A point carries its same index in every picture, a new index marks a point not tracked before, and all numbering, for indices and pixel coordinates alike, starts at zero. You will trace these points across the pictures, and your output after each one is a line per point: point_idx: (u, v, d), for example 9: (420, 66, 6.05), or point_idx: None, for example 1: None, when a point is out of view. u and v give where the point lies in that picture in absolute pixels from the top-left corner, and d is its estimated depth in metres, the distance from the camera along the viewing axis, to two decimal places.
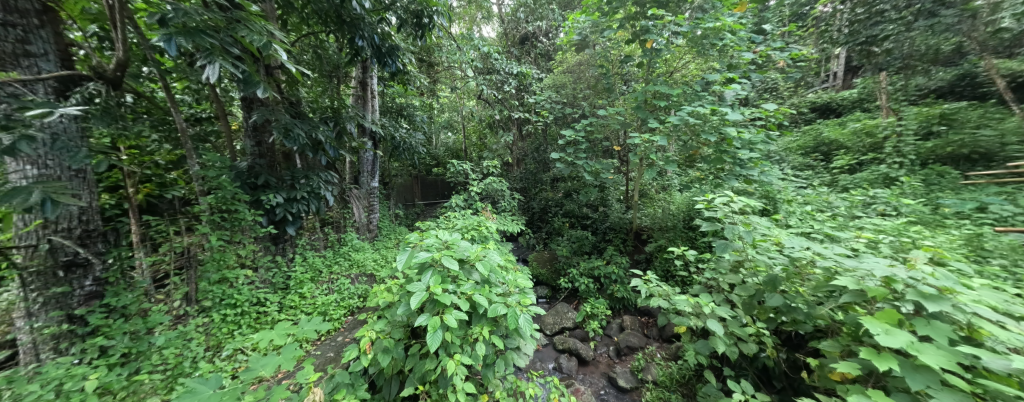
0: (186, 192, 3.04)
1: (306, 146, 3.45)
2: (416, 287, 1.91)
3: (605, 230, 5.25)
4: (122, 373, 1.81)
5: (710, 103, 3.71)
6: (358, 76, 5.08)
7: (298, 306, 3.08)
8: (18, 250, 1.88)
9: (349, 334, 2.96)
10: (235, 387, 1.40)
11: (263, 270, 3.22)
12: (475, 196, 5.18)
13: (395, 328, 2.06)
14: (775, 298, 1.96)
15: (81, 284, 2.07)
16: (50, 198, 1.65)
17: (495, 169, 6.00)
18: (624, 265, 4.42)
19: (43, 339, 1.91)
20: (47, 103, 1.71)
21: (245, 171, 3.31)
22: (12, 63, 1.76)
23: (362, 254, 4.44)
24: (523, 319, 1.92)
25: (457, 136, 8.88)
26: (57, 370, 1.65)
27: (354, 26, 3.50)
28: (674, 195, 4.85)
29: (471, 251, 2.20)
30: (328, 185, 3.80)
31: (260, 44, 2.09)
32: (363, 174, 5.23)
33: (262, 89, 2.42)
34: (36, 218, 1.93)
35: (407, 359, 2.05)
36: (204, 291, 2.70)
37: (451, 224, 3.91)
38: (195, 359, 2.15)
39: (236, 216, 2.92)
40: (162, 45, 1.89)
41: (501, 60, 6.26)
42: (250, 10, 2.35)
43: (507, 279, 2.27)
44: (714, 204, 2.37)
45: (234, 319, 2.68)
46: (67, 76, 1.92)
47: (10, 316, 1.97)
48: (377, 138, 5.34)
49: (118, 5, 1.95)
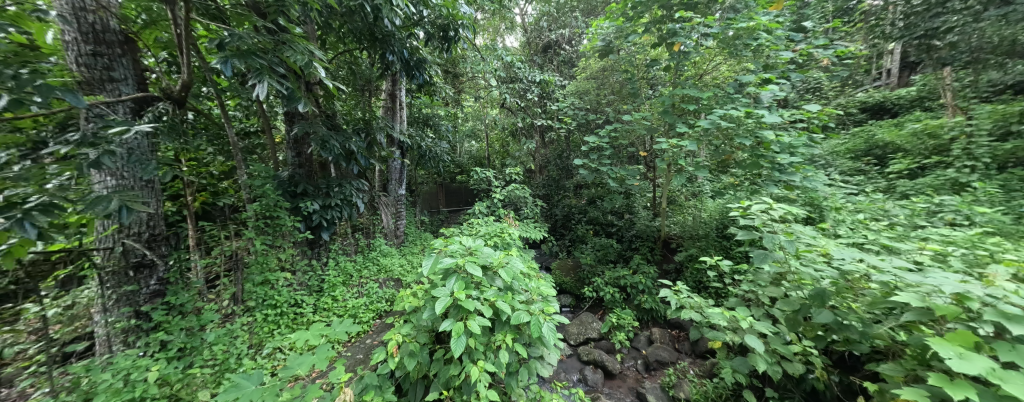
0: (235, 200, 3.32)
1: (340, 157, 3.66)
2: (441, 292, 1.94)
3: (631, 238, 5.13)
4: (179, 366, 1.98)
5: (745, 106, 3.52)
6: (388, 89, 5.32)
7: (331, 308, 3.24)
8: (98, 252, 2.12)
9: (377, 337, 3.07)
10: (275, 384, 1.54)
11: (300, 273, 3.43)
12: (498, 203, 5.21)
13: (421, 332, 2.13)
14: (823, 315, 1.80)
15: (147, 283, 2.30)
16: (126, 206, 1.82)
17: (517, 176, 6.03)
18: (652, 275, 4.25)
19: (114, 332, 2.14)
20: (126, 121, 1.91)
21: (287, 180, 3.55)
22: (99, 87, 2.03)
23: (390, 259, 4.60)
24: (547, 328, 1.90)
25: (481, 144, 9.06)
26: (126, 361, 1.84)
27: (385, 42, 3.72)
28: (706, 202, 4.63)
29: (494, 258, 2.23)
30: (359, 193, 4.01)
31: (303, 64, 2.26)
32: (391, 182, 5.47)
33: (303, 104, 2.60)
34: (113, 224, 2.17)
35: (431, 364, 2.09)
36: (248, 292, 2.89)
37: (474, 230, 3.98)
38: (240, 355, 2.32)
39: (278, 222, 3.13)
40: (220, 67, 2.08)
41: (524, 69, 6.41)
42: (294, 32, 2.53)
43: (530, 286, 2.28)
44: (752, 212, 2.22)
45: (275, 319, 2.86)
46: (141, 97, 2.16)
47: (88, 311, 2.20)
48: (405, 147, 5.55)
49: (184, 33, 2.15)
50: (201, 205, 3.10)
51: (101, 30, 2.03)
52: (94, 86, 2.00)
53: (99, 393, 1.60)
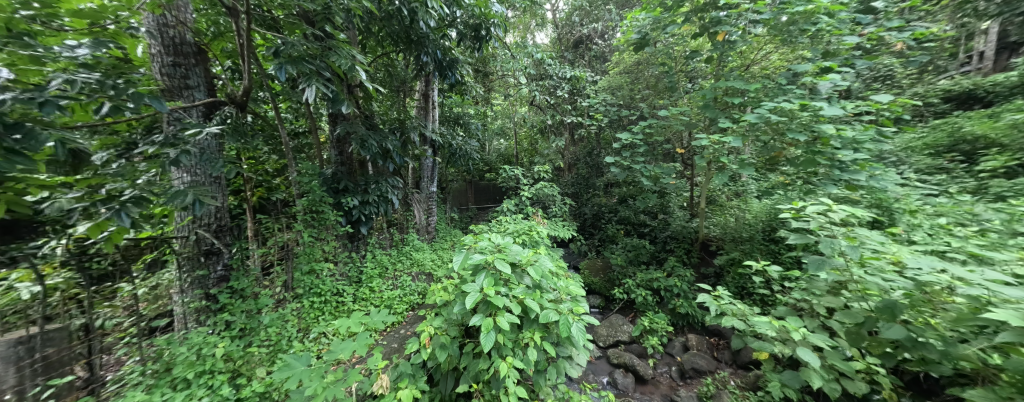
0: (286, 196, 3.61)
1: (377, 155, 3.85)
2: (471, 288, 1.98)
3: (666, 239, 4.93)
4: (240, 345, 2.20)
5: (800, 98, 3.22)
6: (421, 90, 5.50)
7: (369, 299, 3.43)
8: (176, 240, 2.40)
9: (410, 328, 3.21)
10: (321, 366, 1.74)
11: (341, 264, 3.66)
12: (526, 201, 5.21)
13: (451, 326, 2.19)
14: (893, 329, 1.61)
15: (215, 268, 2.59)
16: (198, 200, 2.02)
17: (546, 174, 5.99)
18: (688, 278, 4.04)
19: (189, 311, 2.41)
20: (198, 124, 2.14)
21: (330, 177, 3.80)
22: (178, 94, 2.28)
23: (422, 254, 4.77)
24: (576, 328, 1.88)
25: (509, 142, 9.11)
26: (198, 338, 2.08)
27: (420, 44, 3.84)
28: (751, 203, 4.32)
29: (522, 255, 2.24)
30: (394, 190, 4.20)
31: (347, 67, 2.39)
32: (424, 179, 5.66)
33: (346, 106, 2.75)
34: (188, 215, 2.44)
35: (461, 357, 2.15)
36: (297, 280, 3.12)
37: (503, 228, 4.03)
38: (290, 338, 2.52)
39: (322, 216, 3.36)
40: (276, 72, 2.27)
41: (555, 66, 6.44)
42: (339, 37, 2.68)
43: (558, 285, 2.26)
44: (807, 213, 2.03)
45: (320, 306, 3.08)
46: (210, 102, 2.41)
47: (167, 292, 2.50)
48: (437, 146, 5.72)
49: (246, 43, 2.36)
50: (258, 199, 3.41)
51: (179, 43, 2.28)
52: (174, 94, 2.27)
53: (177, 364, 1.89)
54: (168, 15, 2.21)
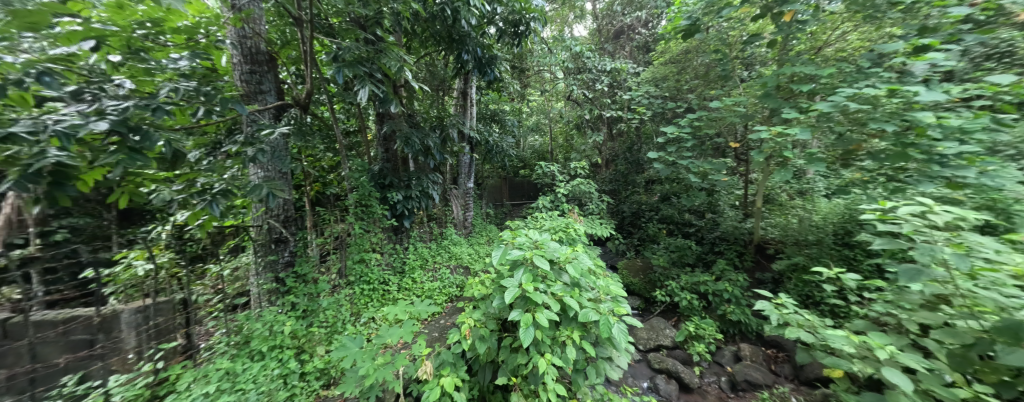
0: (338, 190, 3.91)
1: (420, 152, 4.02)
2: (510, 283, 2.00)
3: (715, 241, 4.63)
4: (302, 324, 2.43)
5: (886, 82, 2.79)
6: (460, 88, 5.62)
7: (412, 289, 3.62)
8: (253, 228, 2.71)
9: (450, 319, 3.33)
10: (371, 348, 1.86)
11: (387, 255, 3.89)
12: (562, 198, 5.13)
13: (490, 319, 2.23)
14: (1016, 355, 1.35)
15: (283, 254, 2.88)
16: (271, 193, 2.26)
17: (583, 170, 5.84)
18: (741, 283, 3.72)
19: (263, 291, 2.72)
20: (270, 125, 2.37)
21: (377, 173, 4.04)
22: (253, 99, 2.55)
23: (460, 248, 4.92)
24: (618, 329, 1.81)
25: (544, 139, 9.01)
26: (269, 316, 2.34)
27: (461, 43, 3.91)
28: (819, 202, 3.86)
29: (561, 253, 2.22)
30: (434, 185, 4.38)
31: (396, 68, 2.50)
32: (461, 175, 5.81)
33: (394, 105, 2.89)
34: (262, 206, 2.74)
35: (499, 350, 2.19)
36: (349, 268, 3.36)
37: (539, 224, 4.01)
38: (344, 321, 2.74)
39: (371, 209, 3.59)
40: (334, 75, 2.44)
41: (593, 58, 6.23)
42: (389, 40, 2.82)
43: (598, 284, 2.21)
44: (898, 215, 1.76)
45: (369, 293, 3.31)
46: (279, 105, 2.66)
47: (244, 274, 2.83)
48: (474, 143, 5.83)
49: (309, 50, 2.56)
50: (316, 193, 3.72)
51: (255, 52, 2.53)
52: (251, 99, 2.54)
53: (254, 338, 2.17)
54: (246, 28, 2.46)
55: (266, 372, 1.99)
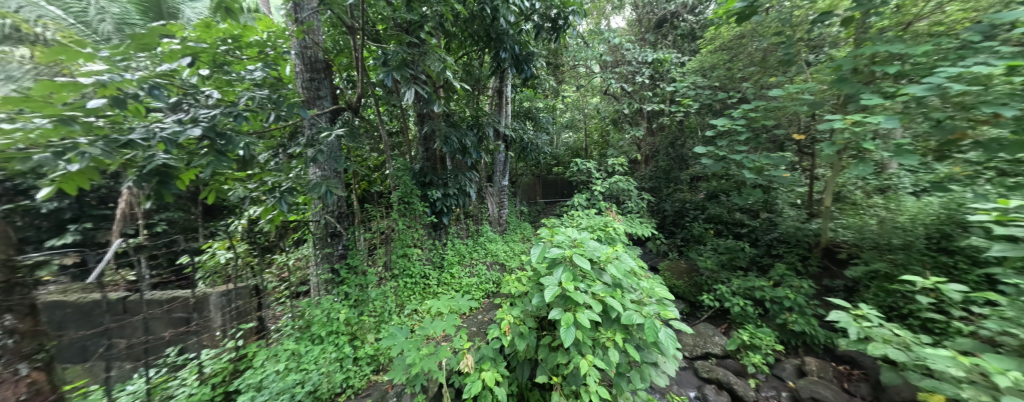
0: (383, 188, 4.14)
1: (457, 151, 4.13)
2: (549, 281, 1.97)
3: (772, 242, 4.22)
4: (354, 313, 2.61)
5: (1002, 58, 2.33)
6: (496, 86, 5.66)
7: (450, 283, 3.73)
8: (312, 223, 2.96)
9: (487, 314, 3.39)
10: (416, 339, 1.94)
11: (427, 250, 4.05)
12: (599, 195, 4.97)
13: (528, 317, 2.22)
14: None
15: (337, 247, 3.11)
16: (329, 191, 2.45)
17: (621, 167, 5.61)
18: (806, 290, 3.35)
19: (320, 281, 2.97)
20: (327, 127, 2.56)
21: (418, 171, 4.21)
22: (313, 104, 2.77)
23: (495, 245, 4.98)
24: (665, 334, 1.71)
25: (578, 135, 8.81)
26: (326, 304, 2.54)
27: (499, 41, 3.94)
28: (906, 200, 3.35)
29: (602, 252, 2.15)
30: (471, 183, 4.48)
31: (439, 69, 2.59)
32: (496, 173, 5.87)
33: (437, 105, 2.98)
34: (319, 203, 2.99)
35: (538, 348, 2.18)
36: (394, 261, 3.53)
37: (576, 222, 3.93)
38: (391, 311, 2.91)
39: (413, 206, 3.76)
40: (383, 79, 2.58)
41: (634, 50, 5.97)
42: (432, 42, 2.92)
43: (642, 286, 2.11)
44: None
45: (412, 286, 3.47)
46: (334, 109, 2.86)
47: (304, 265, 3.11)
48: (509, 140, 5.85)
49: (360, 56, 2.73)
50: (364, 191, 3.97)
51: (315, 61, 2.74)
52: (310, 104, 2.76)
53: (314, 323, 2.39)
54: (308, 38, 2.67)
55: (326, 355, 2.21)
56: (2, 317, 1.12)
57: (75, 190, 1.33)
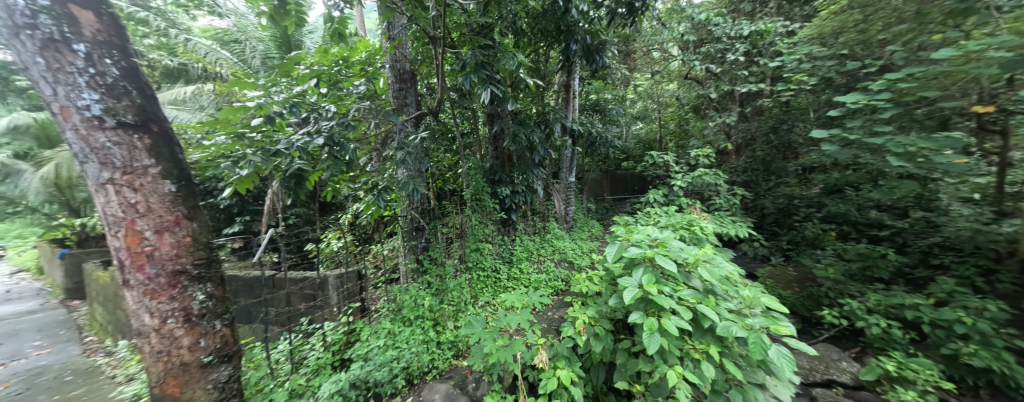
0: (455, 186, 4.41)
1: (526, 148, 4.17)
2: (628, 282, 1.81)
3: (931, 249, 3.30)
4: (436, 301, 2.83)
5: None
6: (563, 80, 5.55)
7: (520, 278, 3.81)
8: (402, 218, 3.28)
9: (557, 312, 3.37)
10: (492, 331, 2.02)
11: (499, 246, 4.19)
12: (680, 191, 4.48)
13: (604, 318, 2.12)
14: None
15: (421, 240, 3.40)
16: (416, 189, 2.68)
17: (707, 158, 4.96)
18: (993, 315, 2.49)
19: (408, 270, 3.31)
20: (413, 131, 2.81)
21: (489, 169, 4.38)
22: (401, 110, 3.07)
23: (563, 242, 4.92)
24: (777, 353, 1.43)
25: (652, 125, 8.11)
26: (412, 292, 2.78)
27: (569, 33, 3.86)
28: None
29: (689, 254, 1.92)
30: (539, 179, 4.54)
31: (515, 67, 2.65)
32: (563, 169, 5.78)
33: (511, 103, 3.00)
34: (407, 200, 3.31)
35: (616, 352, 2.07)
36: (468, 255, 3.63)
37: (653, 220, 3.62)
38: (467, 302, 3.09)
39: (485, 203, 3.91)
40: (461, 81, 2.75)
41: (726, 24, 5.04)
42: (506, 42, 3.00)
43: (742, 294, 1.83)
44: None
45: (485, 279, 3.63)
46: (418, 115, 3.13)
47: (394, 255, 3.50)
48: (576, 135, 5.67)
49: (440, 63, 2.93)
50: (440, 190, 4.29)
51: (403, 72, 3.04)
52: (399, 111, 3.06)
53: (404, 306, 2.67)
54: (398, 53, 2.97)
55: (415, 336, 2.46)
56: (207, 284, 1.67)
57: (243, 189, 1.73)
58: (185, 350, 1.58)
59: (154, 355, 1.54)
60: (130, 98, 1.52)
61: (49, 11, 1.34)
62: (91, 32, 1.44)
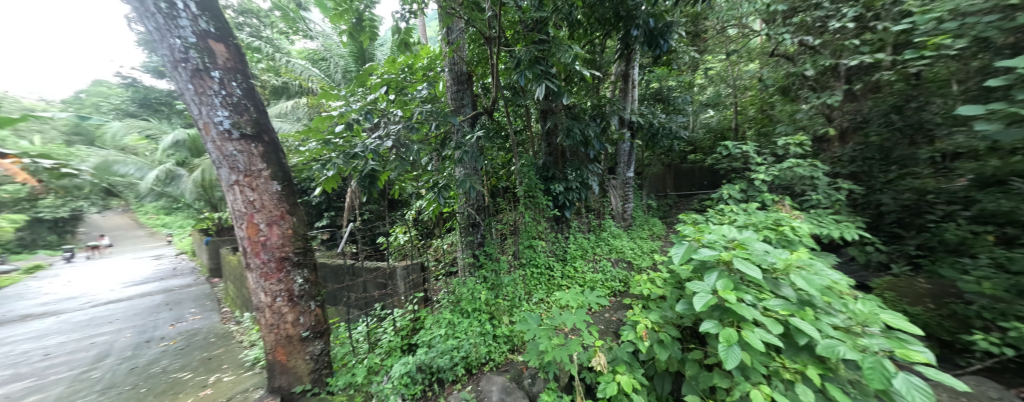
0: (509, 183, 4.46)
1: (580, 143, 4.03)
2: (699, 287, 1.63)
3: None
4: (491, 295, 2.90)
5: None
6: (621, 70, 5.23)
7: (574, 277, 3.71)
8: (460, 214, 3.41)
9: (614, 314, 3.22)
10: (547, 329, 2.00)
11: (552, 243, 4.12)
12: (763, 185, 3.90)
13: (669, 324, 1.95)
14: None
15: (477, 236, 3.51)
16: (473, 186, 2.76)
17: (799, 147, 4.23)
18: None
19: (465, 264, 3.45)
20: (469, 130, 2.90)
21: (542, 166, 4.34)
22: (458, 111, 3.20)
23: (620, 241, 4.67)
24: (905, 382, 1.12)
25: (726, 112, 7.21)
26: (469, 285, 2.88)
27: (630, 18, 3.62)
28: None
29: (778, 258, 1.66)
30: (594, 176, 4.38)
31: (571, 59, 2.59)
32: (620, 164, 5.46)
33: (566, 97, 2.86)
34: (464, 197, 3.44)
35: (684, 362, 1.90)
36: (521, 251, 3.65)
37: (728, 219, 3.22)
38: (521, 298, 3.11)
39: (538, 199, 3.88)
40: (517, 79, 2.77)
41: None
42: (561, 35, 2.93)
43: (851, 308, 1.51)
44: None
45: (538, 276, 3.61)
46: (474, 114, 3.22)
47: (453, 249, 3.67)
48: (636, 127, 5.31)
49: (495, 63, 2.98)
50: (494, 187, 4.38)
51: (461, 74, 3.17)
52: (457, 112, 3.19)
53: (462, 299, 2.78)
54: (456, 56, 3.11)
55: (473, 328, 2.55)
56: (305, 270, 2.05)
57: (331, 188, 1.99)
58: (290, 324, 2.01)
59: (269, 326, 1.99)
60: (249, 113, 1.87)
61: (196, 47, 1.72)
62: (222, 61, 1.80)
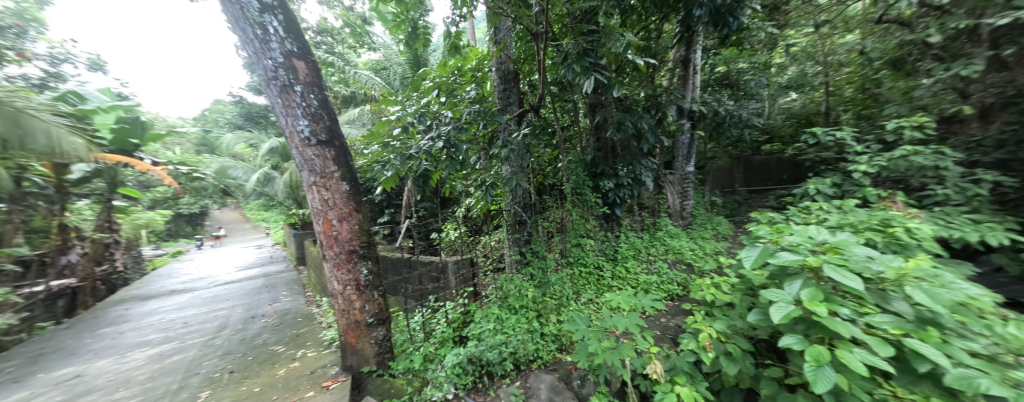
0: (556, 180, 4.37)
1: (632, 136, 3.78)
2: (777, 295, 1.41)
3: None
4: (539, 293, 2.88)
5: None
6: (680, 55, 4.79)
7: (626, 278, 3.52)
8: (507, 211, 3.43)
9: (672, 319, 2.98)
10: (598, 330, 1.92)
11: (602, 242, 3.96)
12: (864, 178, 3.27)
13: (739, 335, 1.74)
14: None
15: (524, 233, 3.51)
16: (520, 184, 2.77)
17: (916, 131, 3.46)
18: None
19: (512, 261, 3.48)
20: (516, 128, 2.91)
21: (590, 162, 4.19)
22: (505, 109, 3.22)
23: (678, 241, 4.31)
24: None
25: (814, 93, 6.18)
26: (515, 282, 2.89)
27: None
28: None
29: (886, 265, 1.37)
30: (649, 171, 4.08)
31: (623, 48, 2.45)
32: (679, 158, 5.03)
33: (617, 89, 2.73)
34: (512, 194, 3.46)
35: (758, 378, 1.68)
36: (569, 250, 3.59)
37: (814, 218, 2.76)
38: (568, 298, 3.04)
39: (587, 196, 3.75)
40: (564, 73, 2.70)
41: None
42: (611, 23, 2.78)
43: (997, 331, 1.18)
44: None
45: (587, 275, 3.50)
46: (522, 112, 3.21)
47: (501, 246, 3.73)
48: (697, 117, 4.83)
49: (542, 59, 2.94)
50: (541, 184, 4.33)
51: (508, 72, 3.19)
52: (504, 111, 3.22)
53: (510, 295, 2.80)
54: (503, 55, 3.13)
55: (520, 324, 2.56)
56: (369, 262, 2.25)
57: (390, 186, 2.15)
58: (357, 311, 2.23)
59: (341, 312, 2.22)
60: (324, 121, 2.10)
61: (284, 66, 1.99)
62: (303, 76, 2.05)
